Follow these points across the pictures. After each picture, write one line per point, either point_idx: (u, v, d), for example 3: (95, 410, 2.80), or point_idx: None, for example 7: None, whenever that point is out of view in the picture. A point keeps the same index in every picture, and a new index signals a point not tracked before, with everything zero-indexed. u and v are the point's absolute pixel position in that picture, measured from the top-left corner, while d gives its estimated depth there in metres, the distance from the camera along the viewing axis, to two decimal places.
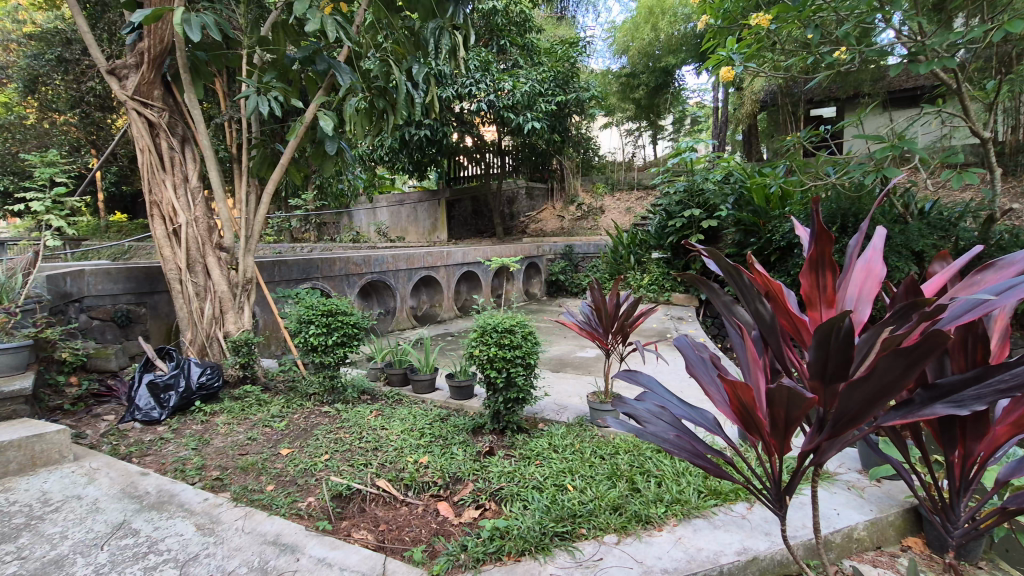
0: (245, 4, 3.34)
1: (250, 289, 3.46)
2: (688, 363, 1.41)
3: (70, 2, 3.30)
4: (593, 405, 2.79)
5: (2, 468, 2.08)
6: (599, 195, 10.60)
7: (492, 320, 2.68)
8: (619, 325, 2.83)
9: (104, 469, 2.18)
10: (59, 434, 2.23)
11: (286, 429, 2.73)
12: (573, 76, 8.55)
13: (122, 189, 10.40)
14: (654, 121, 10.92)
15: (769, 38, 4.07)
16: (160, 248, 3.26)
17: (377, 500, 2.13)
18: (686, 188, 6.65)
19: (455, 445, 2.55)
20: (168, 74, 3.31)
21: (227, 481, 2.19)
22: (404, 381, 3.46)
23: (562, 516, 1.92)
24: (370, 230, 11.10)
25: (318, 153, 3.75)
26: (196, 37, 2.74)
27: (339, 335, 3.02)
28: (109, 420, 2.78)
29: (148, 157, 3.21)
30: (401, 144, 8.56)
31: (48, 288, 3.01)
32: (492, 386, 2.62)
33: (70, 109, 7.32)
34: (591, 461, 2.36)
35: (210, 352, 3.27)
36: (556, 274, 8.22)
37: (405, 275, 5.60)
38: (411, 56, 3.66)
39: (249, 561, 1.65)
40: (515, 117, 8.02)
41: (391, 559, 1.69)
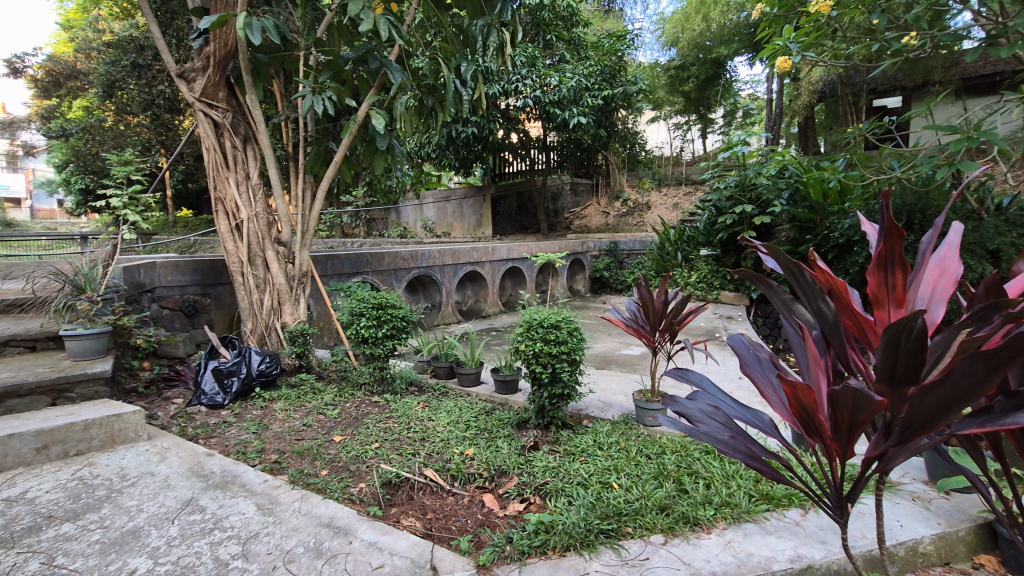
0: (302, 7, 3.47)
1: (306, 282, 3.60)
2: (743, 362, 1.37)
3: (143, 9, 3.51)
4: (639, 404, 2.75)
5: (85, 444, 2.25)
6: (645, 191, 10.42)
7: (538, 315, 2.69)
8: (667, 322, 2.77)
9: (175, 449, 2.33)
10: (134, 414, 2.40)
11: (338, 417, 2.83)
12: (621, 70, 8.40)
13: (188, 186, 11.07)
14: (703, 114, 10.61)
15: (830, 25, 3.88)
16: (223, 242, 3.43)
17: (425, 488, 2.18)
18: (738, 183, 6.40)
19: (500, 438, 2.58)
20: (231, 76, 3.47)
21: (285, 464, 2.29)
22: (450, 374, 3.52)
23: (608, 513, 1.91)
24: (417, 226, 11.31)
25: (369, 151, 3.86)
26: (257, 40, 2.87)
27: (388, 328, 3.10)
28: (178, 403, 2.97)
29: (213, 156, 3.39)
30: (448, 141, 8.68)
31: (124, 279, 3.23)
32: (536, 381, 2.63)
33: (143, 112, 7.83)
34: (637, 459, 2.34)
35: (269, 342, 3.43)
36: (601, 270, 8.15)
37: (451, 270, 5.68)
38: (459, 54, 3.70)
39: (305, 542, 1.72)
40: (561, 113, 7.97)
41: (438, 547, 1.73)
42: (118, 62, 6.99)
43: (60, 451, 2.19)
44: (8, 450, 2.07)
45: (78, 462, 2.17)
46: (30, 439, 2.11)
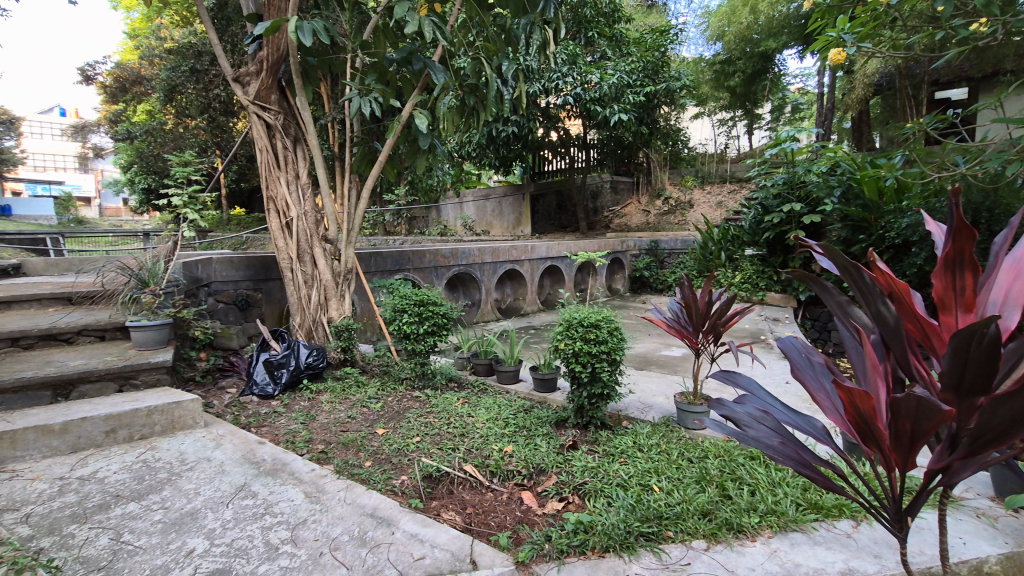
0: (350, 11, 3.56)
1: (351, 278, 3.69)
2: (794, 366, 1.33)
3: (203, 16, 3.69)
4: (681, 406, 2.69)
5: (148, 429, 2.39)
6: (687, 188, 10.18)
7: (579, 313, 2.67)
8: (711, 324, 2.70)
9: (229, 436, 2.44)
10: (193, 402, 2.53)
11: (381, 410, 2.90)
12: (664, 65, 8.24)
13: (240, 186, 11.56)
14: (750, 110, 10.28)
15: (889, 14, 3.69)
16: (274, 239, 3.58)
17: (465, 483, 2.21)
18: (786, 180, 6.14)
19: (539, 436, 2.59)
20: (283, 79, 3.59)
21: (331, 454, 2.37)
22: (489, 371, 3.55)
23: (648, 517, 1.88)
24: (457, 224, 11.42)
25: (412, 151, 3.92)
26: (307, 42, 2.96)
27: (430, 324, 3.15)
28: (232, 392, 3.10)
29: (266, 157, 3.53)
30: (488, 140, 8.76)
31: (183, 273, 3.40)
32: (575, 380, 2.62)
33: (200, 114, 8.22)
34: (678, 463, 2.29)
35: (316, 335, 3.55)
36: (641, 270, 8.03)
37: (490, 268, 5.73)
38: (501, 53, 3.71)
39: (350, 530, 1.78)
40: (602, 110, 7.86)
41: (478, 542, 1.75)
42: (179, 68, 7.38)
43: (126, 434, 2.33)
44: (81, 432, 2.21)
45: (142, 446, 2.31)
46: (100, 423, 2.26)
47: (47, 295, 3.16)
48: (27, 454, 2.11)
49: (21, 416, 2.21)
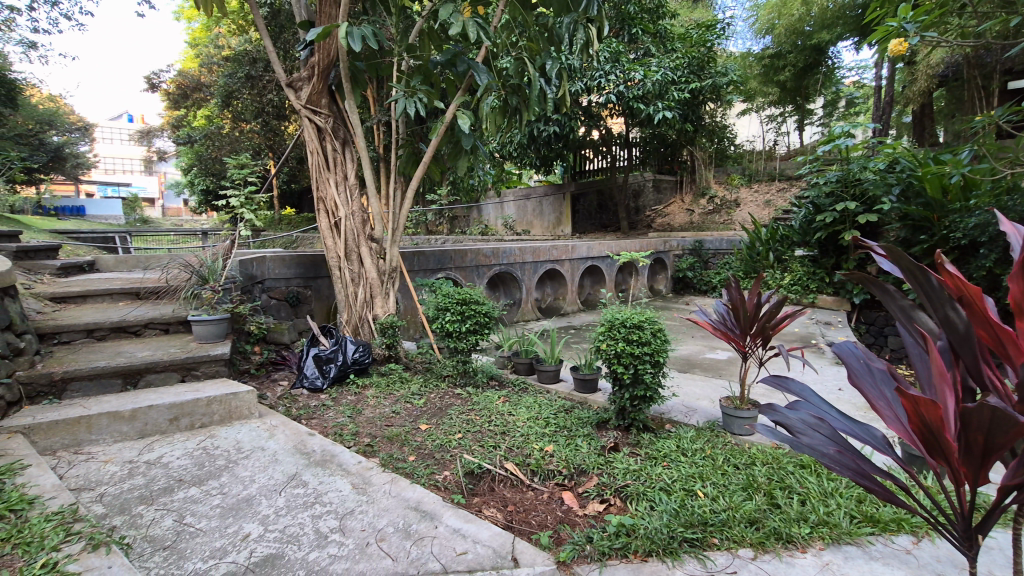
0: (396, 15, 3.64)
1: (395, 276, 3.77)
2: (852, 372, 1.28)
3: (258, 24, 3.85)
4: (726, 410, 2.62)
5: (208, 418, 2.52)
6: (733, 187, 9.90)
7: (621, 314, 2.64)
8: (759, 327, 2.60)
9: (281, 427, 2.54)
10: (248, 394, 2.65)
11: (424, 406, 2.96)
12: (710, 61, 8.03)
13: (291, 187, 12.01)
14: (801, 105, 9.89)
15: (958, 1, 3.47)
16: (324, 238, 3.71)
17: (506, 481, 2.23)
18: (840, 178, 5.87)
19: (580, 437, 2.57)
20: (333, 84, 3.71)
21: (376, 448, 2.43)
22: (530, 370, 3.56)
23: (693, 522, 1.84)
24: (498, 224, 11.48)
25: (454, 152, 3.96)
26: (356, 47, 3.05)
27: (472, 323, 3.19)
28: (283, 385, 3.24)
29: (316, 159, 3.66)
30: (529, 140, 8.78)
31: (240, 271, 3.56)
32: (617, 381, 2.60)
33: (254, 119, 8.58)
34: (723, 469, 2.23)
35: (362, 332, 3.66)
36: (684, 270, 7.87)
37: (531, 267, 5.74)
38: (544, 53, 3.71)
39: (395, 522, 1.82)
40: (646, 107, 7.71)
41: (519, 540, 1.76)
42: (235, 74, 7.77)
43: (188, 422, 2.47)
44: (148, 419, 2.36)
45: (202, 433, 2.44)
46: (164, 411, 2.40)
47: (118, 290, 3.37)
48: (101, 437, 2.26)
49: (96, 403, 2.38)
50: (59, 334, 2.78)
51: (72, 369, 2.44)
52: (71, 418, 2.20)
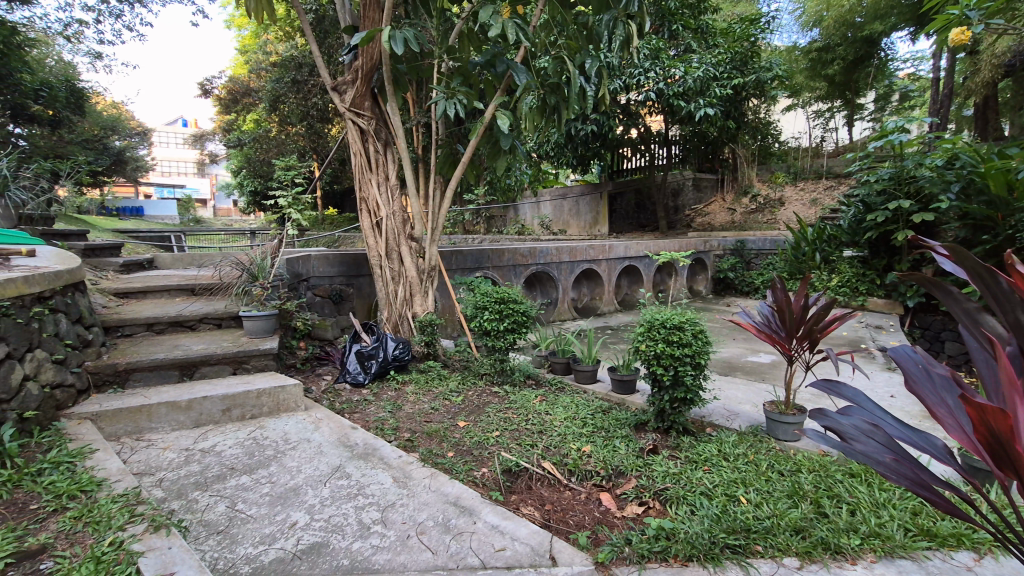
0: (437, 18, 3.69)
1: (434, 275, 3.83)
2: (909, 378, 1.22)
3: (305, 30, 3.98)
4: (770, 415, 2.54)
5: (258, 410, 2.63)
6: (778, 185, 9.58)
7: (661, 315, 2.60)
8: (806, 330, 2.51)
9: (325, 420, 2.62)
10: (295, 387, 2.74)
11: (462, 403, 2.99)
12: (754, 56, 7.80)
13: (333, 188, 12.35)
14: (850, 100, 9.48)
15: None
16: (366, 238, 3.80)
17: (543, 480, 2.23)
18: (893, 175, 5.61)
19: (618, 438, 2.55)
20: (376, 87, 3.79)
21: (416, 443, 2.48)
22: (566, 370, 3.55)
23: (735, 528, 1.80)
24: (534, 223, 11.47)
25: (493, 152, 3.99)
26: (398, 50, 3.11)
27: (509, 322, 3.21)
28: (327, 379, 3.34)
29: (359, 160, 3.75)
30: (567, 139, 8.75)
31: (286, 269, 3.69)
32: (657, 383, 2.56)
33: (300, 122, 8.86)
34: (767, 475, 2.16)
35: (402, 329, 3.74)
36: (725, 271, 7.68)
37: (568, 267, 5.72)
38: (583, 51, 3.69)
39: (435, 517, 1.86)
40: (686, 105, 7.55)
41: (557, 539, 1.76)
42: (282, 79, 8.08)
43: (239, 413, 2.58)
44: (203, 409, 2.48)
45: (252, 424, 2.54)
46: (218, 402, 2.51)
47: (175, 287, 3.55)
48: (160, 425, 2.39)
49: (155, 393, 2.51)
50: (122, 327, 2.94)
51: (134, 360, 2.58)
52: (133, 406, 2.33)
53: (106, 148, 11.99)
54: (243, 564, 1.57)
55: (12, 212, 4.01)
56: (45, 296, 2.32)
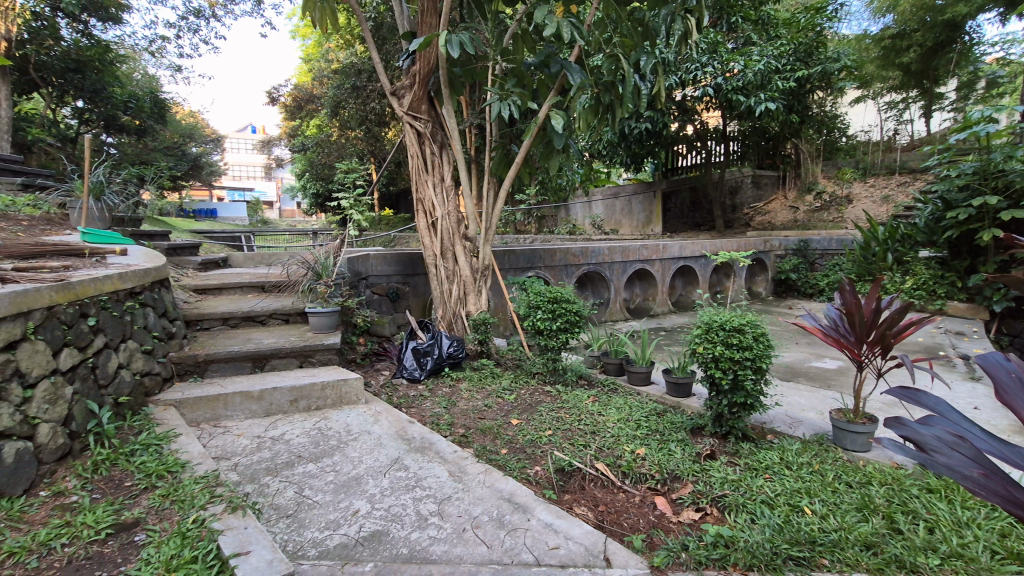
0: (493, 21, 3.74)
1: (487, 275, 3.88)
2: (1000, 387, 1.11)
3: (366, 38, 4.13)
4: (837, 424, 2.42)
5: (322, 401, 2.76)
6: (845, 181, 9.07)
7: (720, 317, 2.53)
8: (877, 335, 2.36)
9: (384, 414, 2.71)
10: (356, 380, 2.85)
11: (515, 401, 3.02)
12: (819, 46, 7.41)
13: (388, 190, 12.74)
14: (928, 90, 8.83)
15: None
16: (422, 237, 3.91)
17: (596, 480, 2.22)
18: (977, 169, 5.17)
19: (674, 442, 2.50)
20: (433, 90, 3.87)
21: (471, 439, 2.53)
22: (620, 371, 3.51)
23: (799, 540, 1.72)
24: (585, 223, 11.40)
25: (546, 152, 3.99)
26: (454, 54, 3.17)
27: (563, 321, 3.21)
28: (385, 374, 3.46)
29: (416, 162, 3.87)
30: (620, 137, 8.61)
31: (347, 268, 3.84)
32: (715, 387, 2.49)
33: (358, 126, 9.18)
34: (834, 486, 2.06)
35: (456, 327, 3.81)
36: (786, 272, 7.35)
37: (620, 267, 5.65)
38: (639, 48, 3.60)
39: (490, 512, 1.89)
40: (746, 99, 7.26)
41: (611, 540, 1.75)
42: (343, 86, 8.43)
43: (305, 404, 2.71)
44: (273, 399, 2.63)
45: (317, 415, 2.67)
46: (286, 393, 2.66)
47: (247, 285, 3.77)
48: (235, 413, 2.56)
49: (230, 383, 2.68)
50: (201, 321, 3.16)
51: (212, 352, 2.77)
52: (211, 395, 2.50)
53: (184, 154, 12.88)
54: (310, 548, 1.65)
55: (107, 215, 4.31)
56: (136, 291, 2.54)
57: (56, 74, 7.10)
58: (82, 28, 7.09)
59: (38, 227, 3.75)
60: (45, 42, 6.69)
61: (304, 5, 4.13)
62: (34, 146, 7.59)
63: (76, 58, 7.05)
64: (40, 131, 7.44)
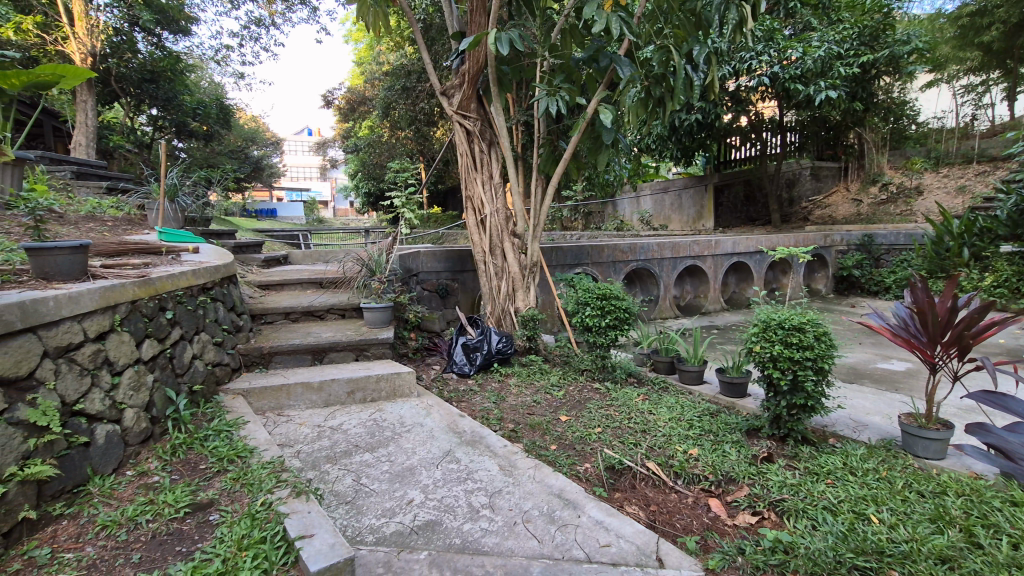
0: (541, 18, 3.74)
1: (536, 271, 3.89)
2: None
3: (417, 39, 4.22)
4: (907, 429, 2.29)
5: (377, 393, 2.85)
6: (915, 171, 8.52)
7: (779, 315, 2.43)
8: (953, 336, 2.20)
9: (436, 407, 2.78)
10: (409, 374, 2.93)
11: (564, 398, 3.02)
12: (886, 29, 6.96)
13: (437, 188, 12.99)
14: (1013, 70, 8.06)
15: None
16: (471, 234, 3.96)
17: (647, 480, 2.19)
18: None
19: (728, 443, 2.43)
20: (482, 89, 3.91)
21: (520, 434, 2.56)
22: (670, 370, 3.44)
23: (865, 549, 1.64)
24: (633, 219, 11.23)
25: (595, 148, 3.94)
26: (504, 52, 3.18)
27: (612, 318, 3.18)
28: (436, 368, 3.54)
29: (466, 161, 3.92)
30: (670, 130, 8.41)
31: (399, 265, 3.93)
32: (773, 387, 2.41)
33: (408, 126, 9.40)
34: (904, 495, 1.95)
35: (504, 323, 3.84)
36: (849, 269, 6.99)
37: (670, 264, 5.54)
38: (691, 38, 3.50)
39: (540, 506, 1.90)
40: (805, 88, 6.95)
41: (664, 541, 1.73)
42: (394, 87, 8.67)
43: (361, 396, 2.82)
44: (331, 391, 2.74)
45: (372, 407, 2.76)
46: (343, 385, 2.77)
47: (306, 281, 3.94)
48: (296, 403, 2.68)
49: (292, 374, 2.82)
50: (266, 315, 3.34)
51: (275, 345, 2.92)
52: (275, 386, 2.63)
53: (247, 157, 13.59)
54: (368, 534, 1.72)
55: (180, 215, 4.61)
56: (207, 287, 2.70)
57: (134, 85, 7.66)
58: (156, 41, 7.57)
59: (121, 227, 4.06)
60: (124, 55, 7.21)
61: (359, 10, 4.26)
62: (115, 152, 8.21)
63: (152, 68, 7.54)
64: (121, 138, 8.03)
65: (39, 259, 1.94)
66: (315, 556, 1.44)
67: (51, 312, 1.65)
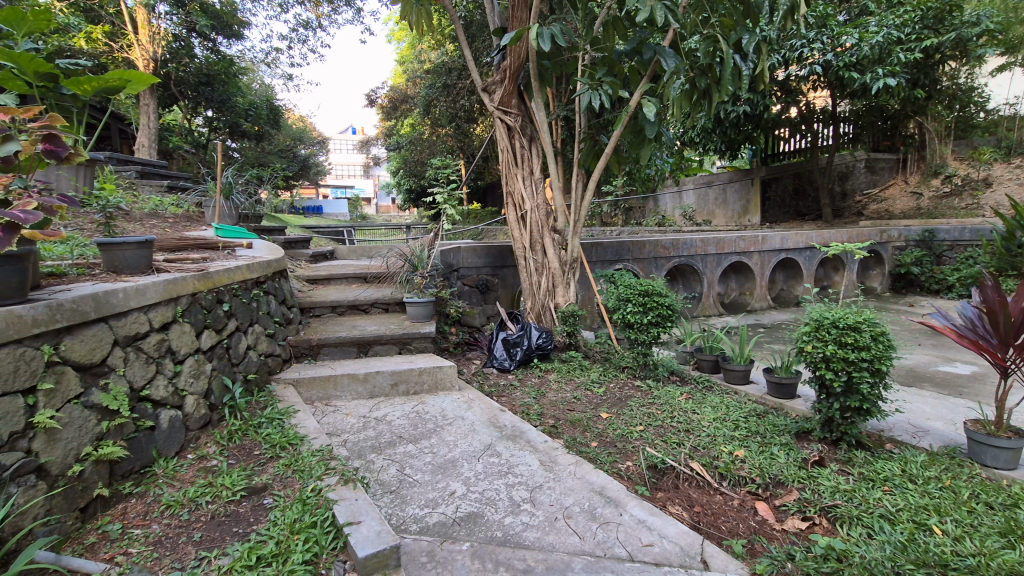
0: (584, 11, 3.69)
1: (576, 267, 3.86)
2: None
3: (458, 36, 4.24)
4: (973, 436, 2.16)
5: (420, 386, 2.91)
6: (984, 162, 7.97)
7: (832, 313, 2.33)
8: None
9: (476, 401, 2.81)
10: (450, 367, 2.97)
11: (604, 395, 3.00)
12: (952, 10, 6.52)
13: (476, 184, 13.08)
14: None
15: None
16: (512, 230, 3.97)
17: (691, 480, 2.15)
18: None
19: (777, 445, 2.36)
20: (522, 84, 3.90)
21: (560, 430, 2.55)
22: (715, 369, 3.35)
23: (927, 561, 1.55)
24: (675, 214, 11.00)
25: (637, 141, 3.87)
26: (546, 46, 3.16)
27: (654, 315, 3.12)
28: (476, 363, 3.58)
29: (506, 156, 3.92)
30: (714, 123, 8.15)
31: (440, 260, 3.98)
32: (826, 389, 2.31)
33: (449, 123, 9.48)
34: (970, 506, 1.83)
35: (544, 319, 3.84)
36: (907, 266, 6.62)
37: (714, 260, 5.39)
38: (740, 27, 3.38)
39: (581, 503, 1.89)
40: (861, 76, 6.60)
41: (709, 543, 1.69)
42: (435, 85, 8.78)
43: (404, 388, 2.88)
44: (376, 382, 2.81)
45: (415, 399, 2.82)
46: (387, 376, 2.83)
47: (351, 276, 4.05)
48: (342, 394, 2.76)
49: (338, 366, 2.91)
50: (314, 309, 3.45)
51: (323, 337, 3.01)
52: (323, 376, 2.72)
53: (295, 156, 14.07)
54: (412, 523, 1.76)
55: (234, 212, 4.81)
56: (260, 281, 2.81)
57: (191, 88, 8.03)
58: (211, 45, 7.91)
59: (181, 223, 4.27)
60: (182, 60, 7.59)
61: (402, 9, 4.31)
62: (175, 152, 8.65)
63: (207, 71, 7.90)
64: (180, 139, 8.46)
65: (109, 253, 2.06)
66: (363, 543, 1.49)
67: (120, 303, 1.74)
